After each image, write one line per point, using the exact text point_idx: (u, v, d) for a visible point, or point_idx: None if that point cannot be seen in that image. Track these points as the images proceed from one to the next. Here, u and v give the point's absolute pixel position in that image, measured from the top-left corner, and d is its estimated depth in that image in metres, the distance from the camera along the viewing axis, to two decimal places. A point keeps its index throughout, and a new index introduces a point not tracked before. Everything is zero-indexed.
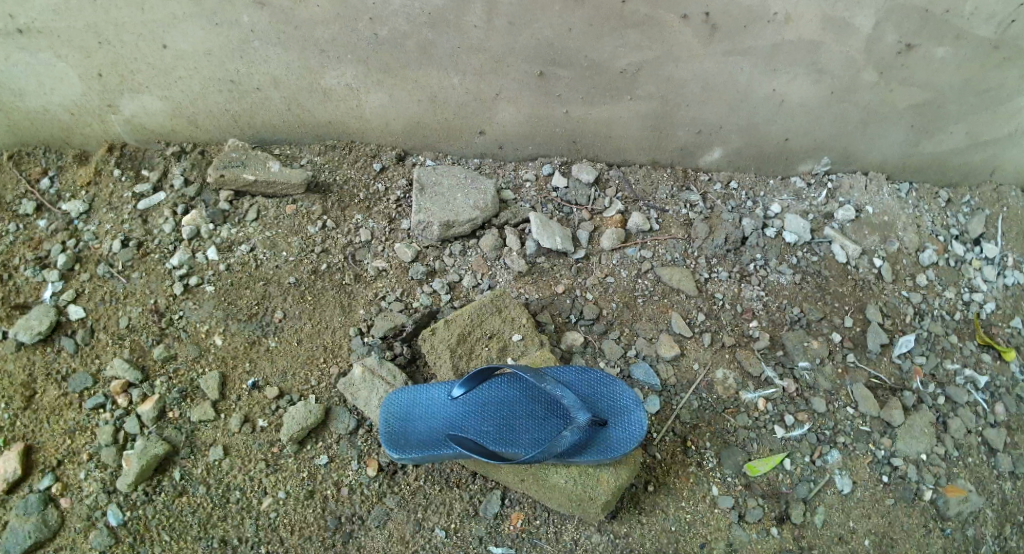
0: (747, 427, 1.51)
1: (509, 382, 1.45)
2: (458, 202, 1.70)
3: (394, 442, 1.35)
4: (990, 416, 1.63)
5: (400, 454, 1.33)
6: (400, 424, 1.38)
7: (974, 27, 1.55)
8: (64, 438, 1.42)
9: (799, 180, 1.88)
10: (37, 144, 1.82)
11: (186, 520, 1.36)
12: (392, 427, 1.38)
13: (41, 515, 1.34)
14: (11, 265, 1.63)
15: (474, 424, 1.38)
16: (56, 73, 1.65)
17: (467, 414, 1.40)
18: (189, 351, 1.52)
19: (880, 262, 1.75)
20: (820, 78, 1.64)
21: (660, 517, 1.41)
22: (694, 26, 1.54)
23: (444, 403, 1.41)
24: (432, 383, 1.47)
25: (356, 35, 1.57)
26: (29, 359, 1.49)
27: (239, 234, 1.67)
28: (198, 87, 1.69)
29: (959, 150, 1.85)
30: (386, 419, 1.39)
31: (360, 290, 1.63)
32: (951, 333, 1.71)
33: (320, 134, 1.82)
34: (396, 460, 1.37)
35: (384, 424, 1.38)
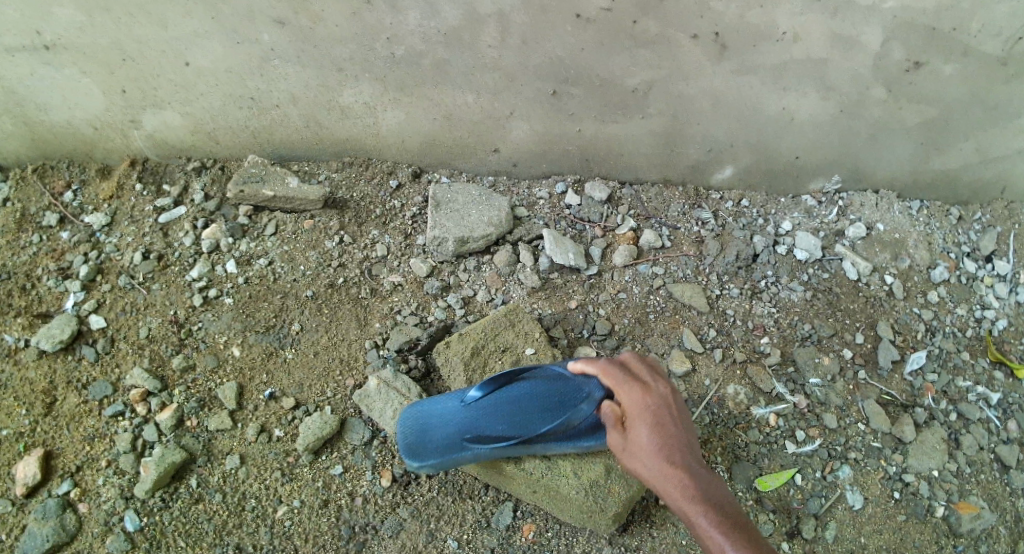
0: (758, 442, 1.52)
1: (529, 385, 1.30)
2: (477, 219, 1.72)
3: (414, 452, 1.32)
4: (1002, 433, 1.62)
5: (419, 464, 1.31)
6: (416, 438, 1.32)
7: (981, 43, 1.54)
8: (83, 445, 1.45)
9: (810, 198, 1.89)
10: (61, 157, 1.87)
11: (202, 527, 1.39)
12: (409, 438, 1.33)
13: (59, 519, 1.37)
14: (34, 276, 1.68)
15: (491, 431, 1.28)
16: (81, 87, 1.69)
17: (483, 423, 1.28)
18: (208, 361, 1.55)
19: (892, 279, 1.76)
20: (828, 95, 1.65)
21: (671, 531, 1.41)
22: (703, 45, 1.55)
23: (457, 411, 1.31)
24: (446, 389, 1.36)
25: (374, 53, 1.60)
26: (50, 368, 1.53)
27: (258, 248, 1.71)
28: (219, 104, 1.73)
29: (970, 166, 1.84)
30: (404, 431, 1.34)
31: (376, 304, 1.65)
32: (963, 350, 1.71)
33: (338, 150, 1.85)
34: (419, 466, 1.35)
35: (402, 436, 1.34)
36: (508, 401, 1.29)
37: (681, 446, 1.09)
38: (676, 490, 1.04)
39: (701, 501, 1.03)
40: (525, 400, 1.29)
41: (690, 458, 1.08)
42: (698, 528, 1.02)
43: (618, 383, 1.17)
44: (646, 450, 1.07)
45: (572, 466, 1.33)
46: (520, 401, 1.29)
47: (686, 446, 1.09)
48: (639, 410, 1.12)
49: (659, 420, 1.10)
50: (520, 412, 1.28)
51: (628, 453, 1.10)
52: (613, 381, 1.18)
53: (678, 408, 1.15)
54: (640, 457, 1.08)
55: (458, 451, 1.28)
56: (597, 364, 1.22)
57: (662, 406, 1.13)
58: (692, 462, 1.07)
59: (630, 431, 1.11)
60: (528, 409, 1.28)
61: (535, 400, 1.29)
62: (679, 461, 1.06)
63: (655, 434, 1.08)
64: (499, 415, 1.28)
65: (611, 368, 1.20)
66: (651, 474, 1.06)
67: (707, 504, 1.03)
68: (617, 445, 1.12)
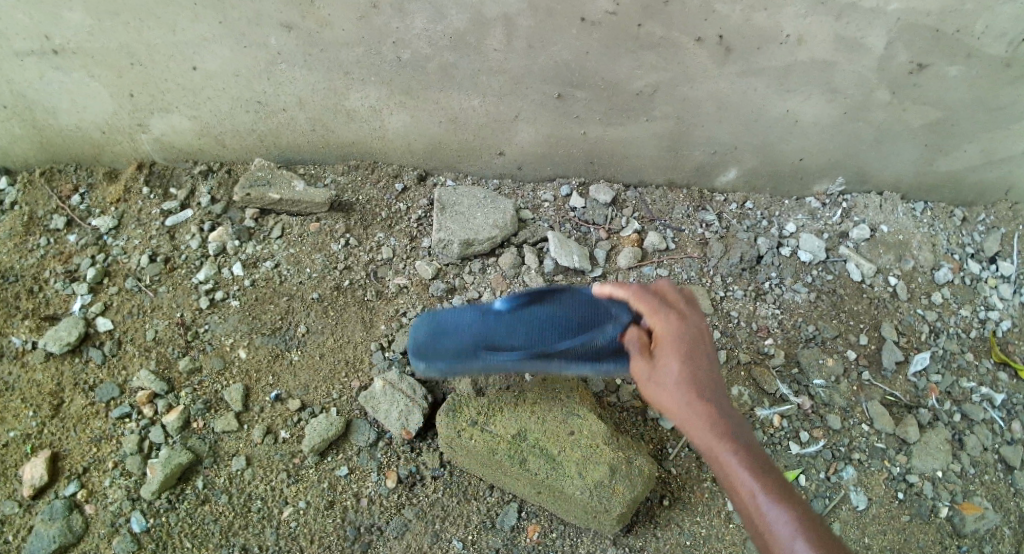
0: (762, 443, 1.52)
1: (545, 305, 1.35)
2: (482, 203, 1.78)
3: (422, 353, 1.36)
4: (1007, 434, 1.63)
5: (425, 364, 1.35)
6: (428, 339, 1.37)
7: (985, 45, 1.54)
8: (90, 446, 1.46)
9: (814, 201, 1.90)
10: (68, 160, 1.88)
11: (208, 527, 1.39)
12: (420, 341, 1.37)
13: (66, 520, 1.38)
14: (42, 278, 1.69)
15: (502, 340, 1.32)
16: (89, 91, 1.70)
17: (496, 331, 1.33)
18: (214, 363, 1.56)
19: (896, 280, 1.76)
20: (833, 97, 1.66)
21: (675, 531, 1.43)
22: (708, 48, 1.56)
23: (472, 321, 1.36)
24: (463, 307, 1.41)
25: (380, 57, 1.61)
26: (57, 370, 1.55)
27: (264, 250, 1.72)
28: (226, 107, 1.74)
29: (975, 167, 1.84)
30: (416, 335, 1.38)
31: (382, 306, 1.66)
32: (967, 351, 1.71)
33: (344, 154, 1.87)
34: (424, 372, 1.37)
35: (414, 337, 1.38)
36: (527, 318, 1.34)
37: (710, 380, 1.08)
38: (703, 423, 1.04)
39: (727, 436, 1.03)
40: (544, 319, 1.33)
41: (718, 392, 1.08)
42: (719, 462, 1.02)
43: (653, 310, 1.15)
44: (676, 379, 1.06)
45: (577, 467, 1.32)
46: (534, 320, 1.33)
47: (714, 383, 1.08)
48: (672, 338, 1.10)
49: (691, 350, 1.09)
50: (536, 329, 1.32)
51: (655, 379, 1.09)
52: (647, 309, 1.16)
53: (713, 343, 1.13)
54: (667, 386, 1.07)
55: (468, 359, 1.32)
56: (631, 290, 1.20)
57: (696, 338, 1.11)
58: (719, 397, 1.07)
59: (659, 357, 1.10)
60: (544, 328, 1.32)
61: (554, 321, 1.33)
62: (705, 395, 1.05)
63: (686, 364, 1.08)
64: (514, 331, 1.33)
65: (646, 295, 1.18)
66: (677, 404, 1.06)
67: (734, 440, 1.03)
68: (642, 371, 1.11)
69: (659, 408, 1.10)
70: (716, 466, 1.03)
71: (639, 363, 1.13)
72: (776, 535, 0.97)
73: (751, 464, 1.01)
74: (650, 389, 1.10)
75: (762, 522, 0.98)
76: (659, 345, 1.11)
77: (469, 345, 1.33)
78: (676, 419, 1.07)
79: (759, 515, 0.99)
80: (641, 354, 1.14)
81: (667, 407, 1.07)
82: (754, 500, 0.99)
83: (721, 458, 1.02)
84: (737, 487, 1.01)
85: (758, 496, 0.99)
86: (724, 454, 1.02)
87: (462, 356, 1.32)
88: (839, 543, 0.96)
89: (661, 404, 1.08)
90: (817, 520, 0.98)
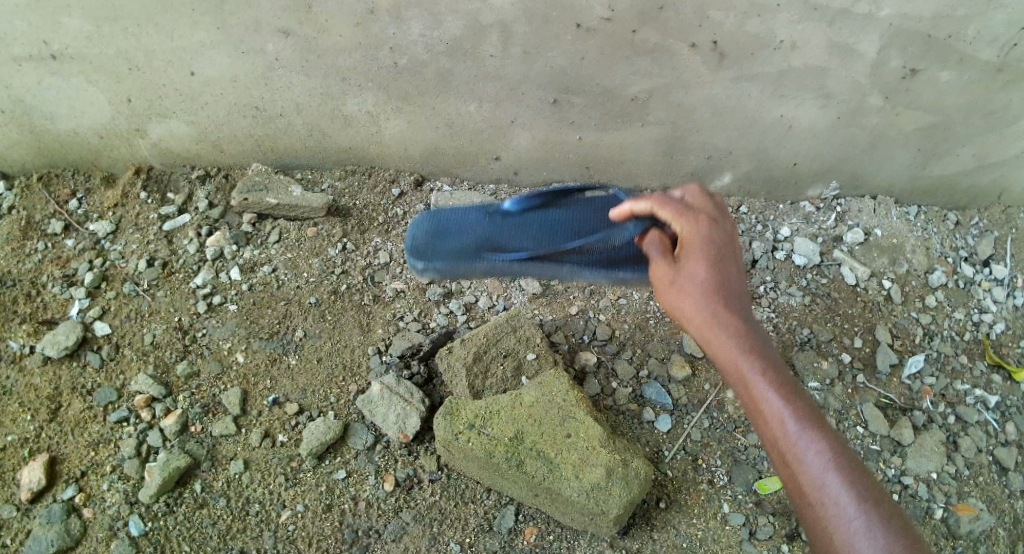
0: (758, 446, 1.53)
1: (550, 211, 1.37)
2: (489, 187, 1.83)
3: (422, 253, 1.33)
4: (1001, 436, 1.63)
5: (425, 263, 1.32)
6: (429, 240, 1.35)
7: (977, 50, 1.55)
8: (88, 450, 1.47)
9: (808, 205, 1.92)
10: (66, 165, 1.89)
11: (206, 531, 1.39)
12: (420, 241, 1.35)
13: (64, 524, 1.38)
14: (39, 283, 1.69)
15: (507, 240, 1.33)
16: (88, 97, 1.71)
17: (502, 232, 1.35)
18: (212, 368, 1.57)
19: (890, 284, 1.77)
20: (827, 102, 1.67)
21: (671, 534, 1.43)
22: (703, 54, 1.57)
23: (478, 223, 1.37)
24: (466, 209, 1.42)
25: (377, 63, 1.62)
26: (55, 374, 1.55)
27: (262, 255, 1.73)
28: (224, 113, 1.75)
29: (968, 172, 1.86)
30: (416, 235, 1.36)
31: (379, 310, 1.67)
32: (961, 353, 1.73)
33: (341, 159, 1.88)
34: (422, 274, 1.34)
35: (413, 237, 1.36)
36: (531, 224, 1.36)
37: (737, 291, 1.02)
38: (726, 331, 0.98)
39: (752, 347, 0.97)
40: (550, 221, 1.35)
41: (743, 303, 1.01)
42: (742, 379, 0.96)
43: (679, 215, 1.08)
44: (700, 285, 1.00)
45: (574, 469, 1.32)
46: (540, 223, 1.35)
47: (741, 298, 1.01)
48: (699, 244, 1.04)
49: (719, 257, 1.03)
50: (542, 232, 1.34)
51: (678, 283, 1.02)
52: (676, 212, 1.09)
53: (740, 253, 1.07)
54: (691, 290, 1.00)
55: (473, 260, 1.31)
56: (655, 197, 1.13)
57: (723, 245, 1.04)
58: (744, 308, 1.01)
59: (683, 263, 1.04)
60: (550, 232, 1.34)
61: (561, 223, 1.35)
62: (731, 308, 0.99)
63: (713, 270, 1.01)
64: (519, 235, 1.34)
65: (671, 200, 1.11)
66: (699, 310, 0.99)
67: (758, 351, 0.97)
68: (663, 274, 1.05)
69: (677, 317, 1.04)
70: (736, 377, 0.97)
71: (659, 268, 1.07)
72: (796, 452, 0.91)
73: (775, 377, 0.95)
74: (670, 294, 1.03)
75: (781, 437, 0.93)
76: (684, 250, 1.05)
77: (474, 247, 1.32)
78: (695, 327, 1.00)
79: (778, 429, 0.93)
80: (663, 258, 1.07)
81: (687, 313, 1.01)
82: (774, 413, 0.93)
83: (742, 369, 0.96)
84: (757, 400, 0.95)
85: (783, 419, 0.93)
86: (747, 364, 0.96)
87: (467, 257, 1.31)
88: (860, 462, 0.91)
89: (681, 310, 1.02)
90: (839, 438, 0.93)
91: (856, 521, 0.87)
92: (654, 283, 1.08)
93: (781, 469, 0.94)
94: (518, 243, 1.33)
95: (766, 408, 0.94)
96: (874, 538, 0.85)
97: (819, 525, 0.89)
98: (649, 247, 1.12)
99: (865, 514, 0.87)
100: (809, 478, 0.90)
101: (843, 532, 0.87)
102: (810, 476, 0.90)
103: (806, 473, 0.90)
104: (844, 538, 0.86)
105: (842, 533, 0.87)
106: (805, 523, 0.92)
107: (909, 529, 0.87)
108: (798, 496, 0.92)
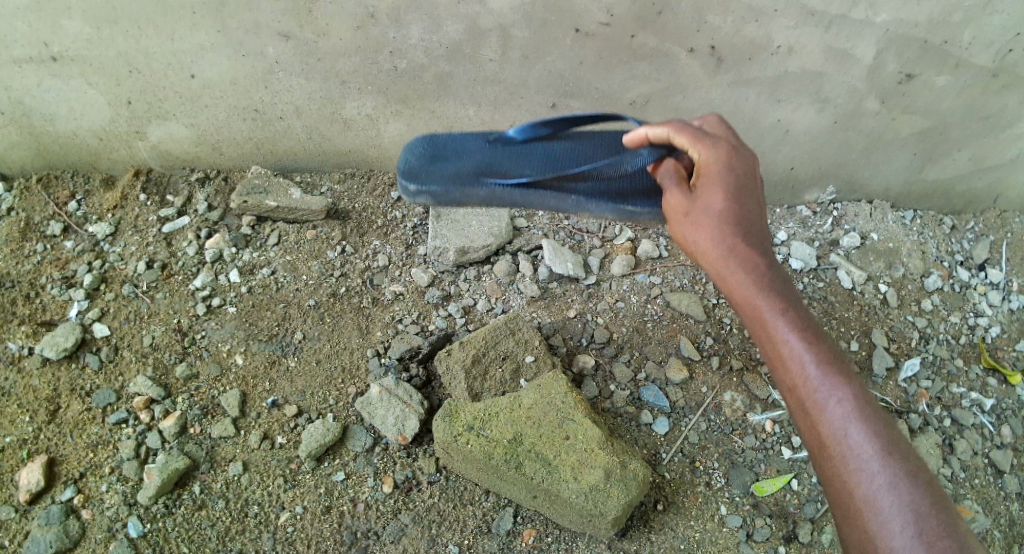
0: (755, 448, 1.54)
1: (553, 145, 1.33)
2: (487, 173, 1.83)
3: (414, 175, 1.25)
4: (996, 438, 1.64)
5: (419, 185, 1.23)
6: (421, 164, 1.27)
7: (973, 55, 1.56)
8: (87, 452, 1.47)
9: (805, 209, 1.93)
10: (66, 167, 1.90)
11: (205, 533, 1.40)
12: (412, 165, 1.27)
13: (63, 525, 1.38)
14: (39, 284, 1.70)
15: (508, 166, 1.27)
16: (87, 99, 1.71)
17: (502, 160, 1.29)
18: (211, 369, 1.57)
19: (886, 288, 1.78)
20: (824, 107, 1.68)
21: (669, 535, 1.43)
22: (700, 58, 1.58)
23: (476, 150, 1.31)
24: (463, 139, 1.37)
25: (377, 66, 1.62)
26: (54, 376, 1.55)
27: (261, 257, 1.74)
28: (224, 115, 1.76)
29: (964, 176, 1.87)
30: (408, 158, 1.29)
31: (377, 313, 1.67)
32: (957, 356, 1.74)
33: (340, 162, 1.89)
34: (412, 199, 1.26)
35: (404, 161, 1.28)
36: (530, 153, 1.31)
37: (756, 225, 1.00)
38: (747, 271, 0.96)
39: (773, 288, 0.96)
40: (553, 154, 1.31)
41: (761, 238, 1.00)
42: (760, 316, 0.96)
43: (696, 142, 1.07)
44: (719, 217, 0.98)
45: (572, 470, 1.33)
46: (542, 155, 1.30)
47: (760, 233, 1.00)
48: (718, 172, 1.02)
49: (739, 187, 1.01)
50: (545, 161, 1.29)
51: (695, 216, 1.00)
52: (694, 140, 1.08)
53: (757, 179, 1.05)
54: (707, 221, 0.99)
55: (468, 186, 1.24)
56: (671, 123, 1.12)
57: (744, 175, 1.03)
58: (763, 244, 0.99)
59: (701, 192, 1.01)
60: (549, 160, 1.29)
61: (564, 156, 1.30)
62: (751, 241, 0.98)
63: (732, 200, 1.00)
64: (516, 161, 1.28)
65: (687, 127, 1.10)
66: (717, 245, 0.97)
67: (779, 293, 0.96)
68: (679, 205, 1.04)
69: (690, 250, 1.02)
70: (755, 319, 0.96)
71: (674, 197, 1.05)
72: (815, 396, 0.92)
73: (796, 320, 0.95)
74: (686, 227, 1.01)
75: (800, 380, 0.93)
76: (702, 178, 1.03)
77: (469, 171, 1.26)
78: (710, 261, 0.99)
79: (798, 373, 0.93)
80: (678, 188, 1.06)
81: (704, 247, 0.99)
82: (794, 357, 0.93)
83: (763, 310, 0.95)
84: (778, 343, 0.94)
85: (804, 359, 0.93)
86: (768, 307, 0.95)
87: (463, 182, 1.24)
88: (877, 406, 0.93)
89: (696, 244, 1.00)
90: (859, 382, 0.93)
91: (872, 466, 0.89)
92: (667, 213, 1.06)
93: (796, 411, 0.95)
94: (519, 170, 1.27)
95: (786, 351, 0.94)
96: (891, 484, 0.88)
97: (835, 471, 0.91)
98: (665, 175, 1.10)
99: (881, 460, 0.89)
100: (827, 423, 0.92)
101: (859, 476, 0.89)
102: (829, 419, 0.91)
103: (825, 418, 0.92)
104: (862, 484, 0.89)
105: (859, 478, 0.89)
106: (818, 466, 0.94)
107: (922, 473, 0.90)
108: (814, 439, 0.93)
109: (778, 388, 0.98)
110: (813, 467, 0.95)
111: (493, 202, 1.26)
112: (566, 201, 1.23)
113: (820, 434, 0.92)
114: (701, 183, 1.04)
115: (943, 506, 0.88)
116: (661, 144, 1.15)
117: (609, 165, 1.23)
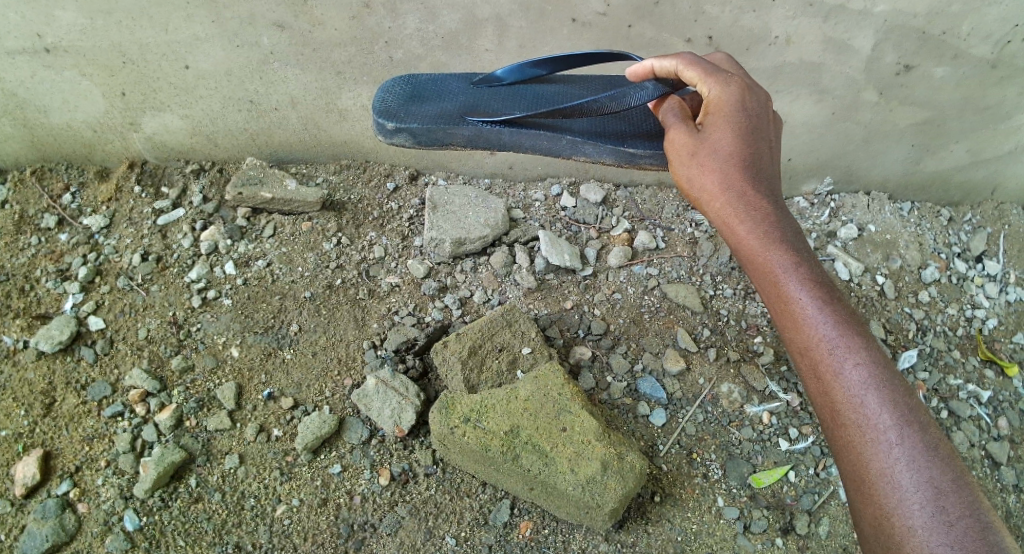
0: (752, 439, 1.54)
1: (540, 88, 1.37)
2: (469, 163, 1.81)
3: (390, 114, 1.26)
4: (993, 430, 1.64)
5: (398, 124, 1.24)
6: (396, 105, 1.29)
7: (972, 47, 1.56)
8: (83, 445, 1.46)
9: (802, 200, 1.93)
10: (59, 159, 1.89)
11: (201, 525, 1.39)
12: (387, 105, 1.29)
13: (58, 519, 1.37)
14: (34, 277, 1.69)
15: (495, 105, 1.31)
16: (81, 90, 1.70)
17: (489, 99, 1.32)
18: (206, 362, 1.56)
19: (883, 279, 1.78)
20: (822, 98, 1.67)
21: (666, 527, 1.43)
22: (698, 48, 1.57)
23: (459, 92, 1.35)
24: (445, 78, 1.41)
25: (372, 56, 1.61)
26: (49, 369, 1.54)
27: (257, 249, 1.73)
28: (219, 107, 1.75)
29: (959, 168, 1.88)
30: (384, 100, 1.31)
31: (374, 304, 1.67)
32: (954, 348, 1.74)
33: (336, 153, 1.89)
34: (387, 137, 1.28)
35: (381, 100, 1.30)
36: (520, 94, 1.34)
37: (766, 177, 1.05)
38: (752, 219, 1.01)
39: (780, 237, 1.00)
40: (540, 94, 1.35)
41: (771, 189, 1.05)
42: (770, 265, 0.99)
43: (706, 76, 1.10)
44: (725, 160, 1.04)
45: (569, 462, 1.32)
46: (528, 93, 1.35)
47: (769, 185, 1.05)
48: (728, 109, 1.06)
49: (749, 131, 1.06)
50: (532, 98, 1.33)
51: (700, 158, 1.05)
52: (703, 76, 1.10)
53: (767, 123, 1.10)
54: (714, 165, 1.04)
55: (453, 124, 1.24)
56: (680, 55, 1.14)
57: (752, 117, 1.07)
58: (772, 196, 1.04)
59: (707, 133, 1.06)
60: (536, 99, 1.33)
61: (551, 95, 1.35)
62: (760, 190, 1.03)
63: (740, 144, 1.04)
64: (505, 101, 1.32)
65: (697, 60, 1.13)
66: (722, 190, 1.03)
67: (788, 245, 1.00)
68: (685, 147, 1.08)
69: (697, 195, 1.07)
70: (763, 271, 1.00)
71: (680, 137, 1.09)
72: (826, 354, 0.95)
73: (806, 274, 0.98)
74: (691, 169, 1.06)
75: (811, 338, 0.96)
76: (709, 117, 1.07)
77: (457, 113, 1.28)
78: (717, 210, 1.04)
79: (809, 330, 0.96)
80: (683, 127, 1.09)
81: (710, 191, 1.04)
82: (804, 311, 0.96)
83: (774, 265, 0.99)
84: (787, 297, 0.98)
85: (814, 311, 0.96)
86: (774, 257, 0.99)
87: (448, 120, 1.25)
88: (894, 371, 0.94)
89: (702, 187, 1.05)
90: (873, 344, 0.95)
91: (889, 435, 0.90)
92: (669, 153, 1.11)
93: (809, 373, 0.97)
94: (506, 108, 1.30)
95: (795, 304, 0.97)
96: (909, 457, 0.88)
97: (850, 437, 0.92)
98: (667, 111, 1.14)
99: (897, 428, 0.90)
100: (840, 386, 0.93)
101: (876, 446, 0.90)
102: (845, 382, 0.93)
103: (838, 381, 0.93)
104: (879, 452, 0.89)
105: (875, 446, 0.90)
106: (831, 434, 0.95)
107: (942, 447, 0.90)
108: (825, 399, 0.95)
109: (789, 347, 1.00)
110: (824, 433, 0.97)
111: (479, 143, 1.26)
112: (560, 141, 1.24)
113: (833, 396, 0.94)
114: (709, 126, 1.08)
115: (964, 483, 0.87)
116: (667, 79, 1.17)
117: (610, 98, 1.18)
